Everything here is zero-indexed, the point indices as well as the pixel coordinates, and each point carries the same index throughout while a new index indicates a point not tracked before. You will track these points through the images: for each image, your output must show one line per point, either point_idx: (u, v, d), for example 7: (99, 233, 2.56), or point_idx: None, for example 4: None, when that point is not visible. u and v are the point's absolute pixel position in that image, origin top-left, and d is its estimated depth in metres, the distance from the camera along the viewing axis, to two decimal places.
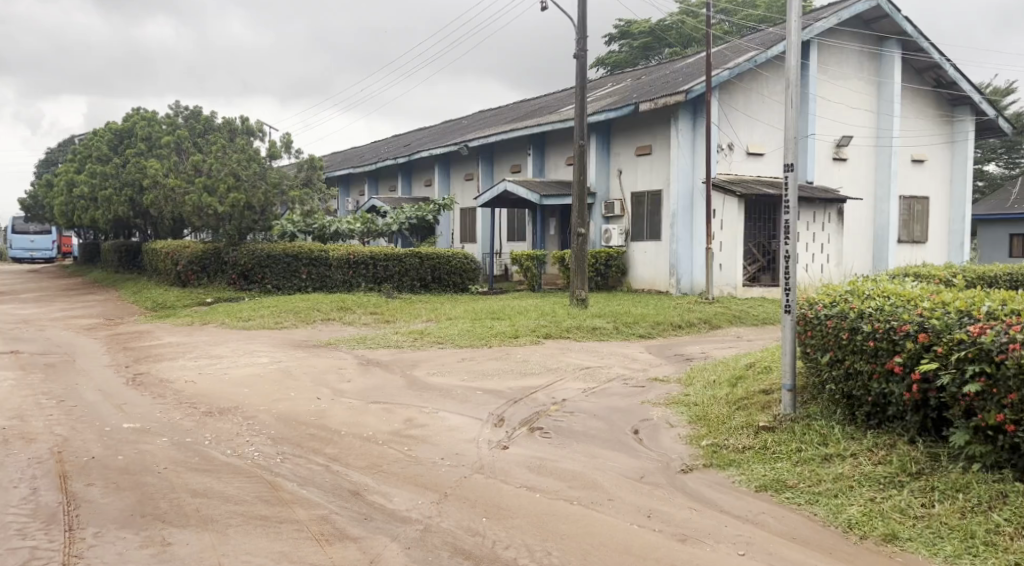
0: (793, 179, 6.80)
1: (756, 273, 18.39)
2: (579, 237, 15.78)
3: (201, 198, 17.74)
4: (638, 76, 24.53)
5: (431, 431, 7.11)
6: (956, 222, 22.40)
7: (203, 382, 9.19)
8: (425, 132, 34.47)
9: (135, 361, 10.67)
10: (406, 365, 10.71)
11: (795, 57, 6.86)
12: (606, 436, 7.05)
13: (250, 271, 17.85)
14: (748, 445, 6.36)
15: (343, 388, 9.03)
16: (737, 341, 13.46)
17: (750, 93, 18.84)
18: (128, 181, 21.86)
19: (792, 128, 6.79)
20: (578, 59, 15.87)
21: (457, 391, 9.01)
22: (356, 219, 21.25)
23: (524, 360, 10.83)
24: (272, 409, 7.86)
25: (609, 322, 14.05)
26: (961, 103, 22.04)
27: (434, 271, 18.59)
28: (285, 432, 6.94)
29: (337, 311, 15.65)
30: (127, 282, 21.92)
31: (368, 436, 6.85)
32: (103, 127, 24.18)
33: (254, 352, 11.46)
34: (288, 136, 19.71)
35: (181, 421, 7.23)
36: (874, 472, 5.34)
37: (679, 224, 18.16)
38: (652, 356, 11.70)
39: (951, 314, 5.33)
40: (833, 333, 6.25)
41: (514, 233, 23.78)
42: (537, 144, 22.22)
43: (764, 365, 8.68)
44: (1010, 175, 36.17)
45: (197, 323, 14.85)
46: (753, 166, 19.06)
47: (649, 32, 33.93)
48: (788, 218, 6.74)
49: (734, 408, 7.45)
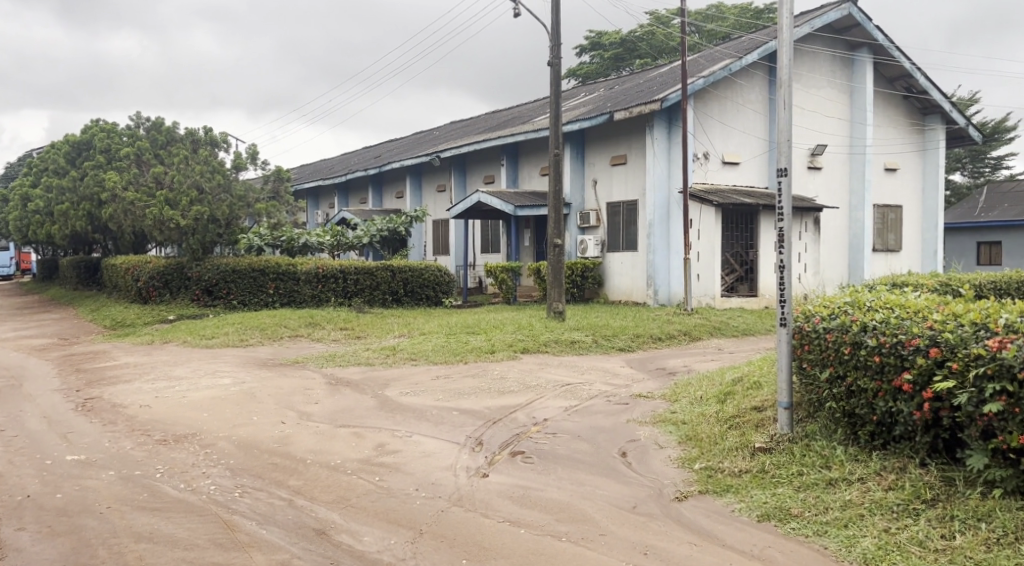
0: (788, 184, 6.41)
1: (733, 283, 18.10)
2: (555, 249, 15.35)
3: (162, 212, 17.11)
4: (611, 86, 24.25)
5: (404, 458, 6.61)
6: (929, 230, 22.31)
7: (159, 406, 8.61)
8: (396, 143, 33.94)
9: (87, 384, 10.05)
10: (377, 384, 10.20)
11: (789, 56, 6.48)
12: (593, 461, 6.59)
13: (214, 286, 17.21)
14: (745, 469, 5.95)
15: (310, 411, 8.50)
16: (718, 353, 13.09)
17: (725, 101, 18.57)
18: (87, 195, 21.15)
19: (787, 131, 6.42)
20: (552, 66, 15.51)
21: (431, 412, 8.50)
22: (325, 231, 20.65)
23: (501, 377, 10.34)
24: (233, 435, 7.31)
25: (588, 335, 13.63)
26: (932, 111, 22.01)
27: (406, 284, 18.12)
28: (246, 462, 6.41)
29: (306, 327, 15.09)
30: (85, 299, 21.13)
31: (336, 466, 6.35)
32: (59, 140, 23.35)
33: (216, 372, 10.88)
34: (254, 147, 19.14)
35: (131, 450, 6.68)
36: (885, 499, 4.93)
37: (656, 234, 17.81)
38: (633, 370, 11.27)
39: (966, 326, 4.94)
40: (834, 347, 5.85)
41: (487, 244, 23.38)
42: (510, 154, 21.80)
43: (752, 380, 8.29)
44: (976, 184, 36.48)
45: (158, 342, 14.21)
46: (729, 176, 18.78)
47: (620, 43, 33.84)
48: (783, 225, 6.36)
49: (726, 427, 7.03)
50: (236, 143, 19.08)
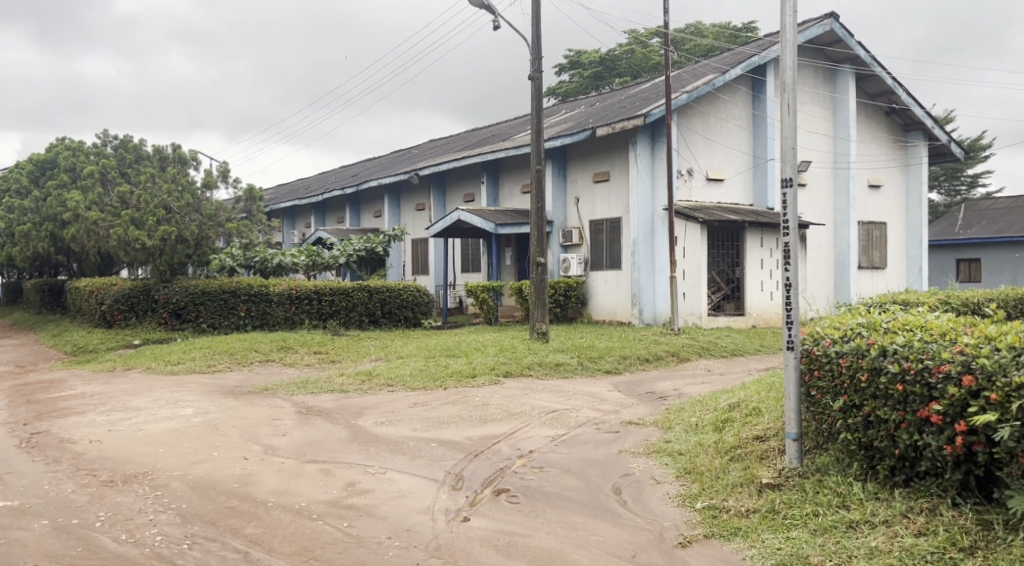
0: (794, 194, 5.91)
1: (720, 302, 17.61)
2: (538, 267, 14.80)
3: (127, 232, 16.40)
4: (591, 103, 23.85)
5: (376, 499, 6.03)
6: (913, 247, 21.98)
7: (111, 442, 8.11)
8: (375, 162, 33.36)
9: (36, 418, 9.51)
10: (350, 413, 9.57)
11: (793, 56, 6.00)
12: (585, 499, 6.03)
13: (182, 309, 16.44)
14: (754, 508, 5.41)
15: (276, 445, 7.92)
16: (708, 375, 12.54)
17: (709, 116, 18.16)
18: (49, 215, 20.46)
19: (791, 137, 5.92)
20: (533, 80, 15.06)
21: (406, 443, 7.92)
22: (300, 251, 19.98)
23: (482, 404, 9.73)
24: (188, 475, 6.81)
25: (573, 357, 13.05)
26: (914, 128, 21.75)
27: (383, 305, 17.56)
28: (200, 508, 5.90)
29: (278, 351, 14.45)
30: (47, 324, 20.39)
31: (301, 509, 5.80)
32: (23, 160, 22.67)
33: (178, 402, 10.24)
34: (225, 165, 18.51)
35: (73, 494, 6.33)
36: (916, 546, 4.41)
37: (640, 251, 17.31)
38: (622, 395, 10.67)
39: (1003, 352, 4.43)
40: (848, 374, 5.31)
41: (467, 263, 22.84)
42: (491, 171, 21.28)
43: (752, 406, 7.72)
44: (952, 202, 36.36)
45: (119, 368, 13.56)
46: (713, 193, 18.35)
47: (599, 62, 33.57)
48: (789, 240, 5.84)
49: (728, 459, 6.47)
50: (205, 160, 18.41)
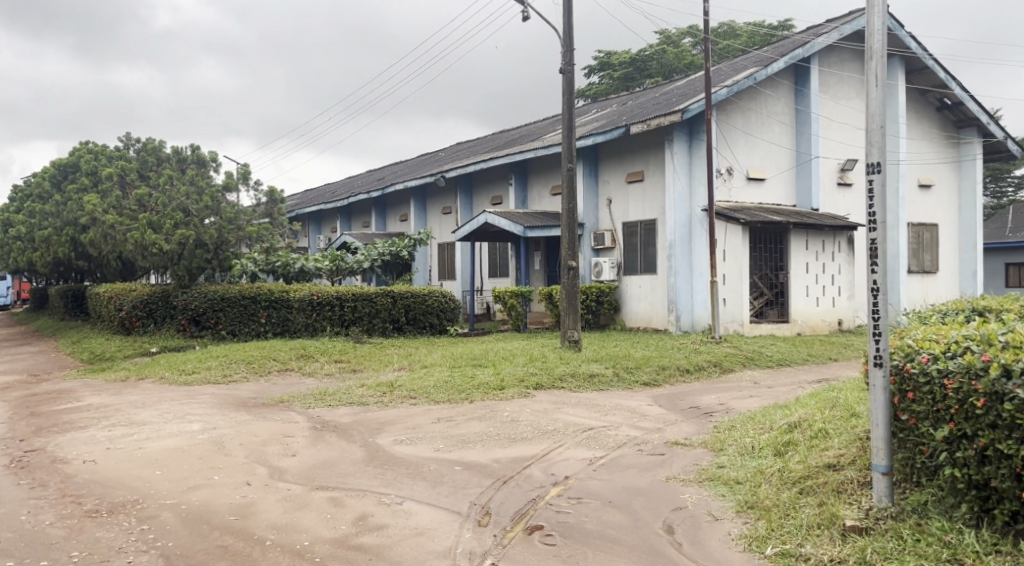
0: (881, 181, 5.01)
1: (762, 307, 16.61)
2: (570, 272, 13.86)
3: (144, 235, 15.71)
4: (623, 101, 22.91)
5: (391, 537, 5.22)
6: (967, 250, 20.73)
7: (106, 462, 7.38)
8: (401, 166, 32.67)
9: (35, 433, 8.82)
10: (369, 429, 8.76)
11: (881, 21, 5.08)
12: (632, 541, 5.14)
13: (201, 316, 15.78)
14: (840, 557, 4.50)
15: (284, 467, 7.13)
16: (755, 388, 11.55)
17: (749, 112, 17.17)
18: (69, 220, 20.03)
19: (879, 114, 5.02)
20: (565, 73, 14.21)
21: (427, 467, 7.08)
22: (324, 256, 19.21)
23: (511, 421, 8.85)
24: (183, 503, 6.06)
25: (607, 367, 12.12)
26: (968, 124, 20.58)
27: (407, 311, 16.78)
28: (188, 546, 5.15)
29: (297, 359, 13.71)
30: (68, 331, 19.86)
31: (301, 550, 5.02)
32: (46, 166, 22.29)
33: (186, 415, 9.51)
34: (245, 167, 17.86)
35: (50, 527, 5.60)
36: None
37: (678, 255, 16.32)
38: (664, 410, 9.76)
39: None
40: (956, 398, 4.38)
41: (495, 267, 22.02)
42: (519, 173, 20.45)
43: (817, 427, 6.74)
44: (999, 204, 34.89)
45: (132, 378, 12.88)
46: (755, 193, 17.35)
47: (630, 61, 32.69)
48: (877, 238, 4.95)
49: (796, 493, 5.54)
50: (226, 162, 17.78)
